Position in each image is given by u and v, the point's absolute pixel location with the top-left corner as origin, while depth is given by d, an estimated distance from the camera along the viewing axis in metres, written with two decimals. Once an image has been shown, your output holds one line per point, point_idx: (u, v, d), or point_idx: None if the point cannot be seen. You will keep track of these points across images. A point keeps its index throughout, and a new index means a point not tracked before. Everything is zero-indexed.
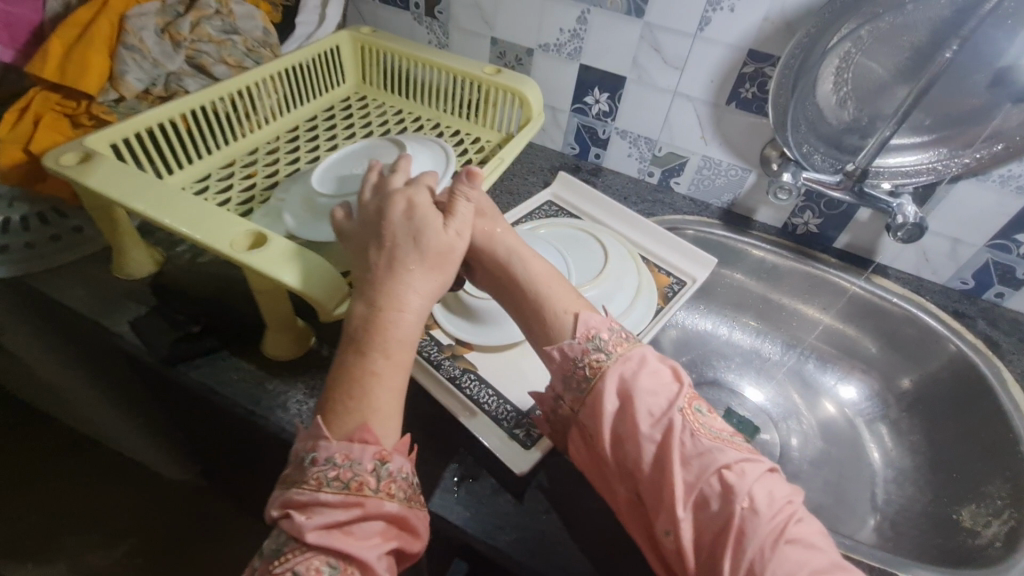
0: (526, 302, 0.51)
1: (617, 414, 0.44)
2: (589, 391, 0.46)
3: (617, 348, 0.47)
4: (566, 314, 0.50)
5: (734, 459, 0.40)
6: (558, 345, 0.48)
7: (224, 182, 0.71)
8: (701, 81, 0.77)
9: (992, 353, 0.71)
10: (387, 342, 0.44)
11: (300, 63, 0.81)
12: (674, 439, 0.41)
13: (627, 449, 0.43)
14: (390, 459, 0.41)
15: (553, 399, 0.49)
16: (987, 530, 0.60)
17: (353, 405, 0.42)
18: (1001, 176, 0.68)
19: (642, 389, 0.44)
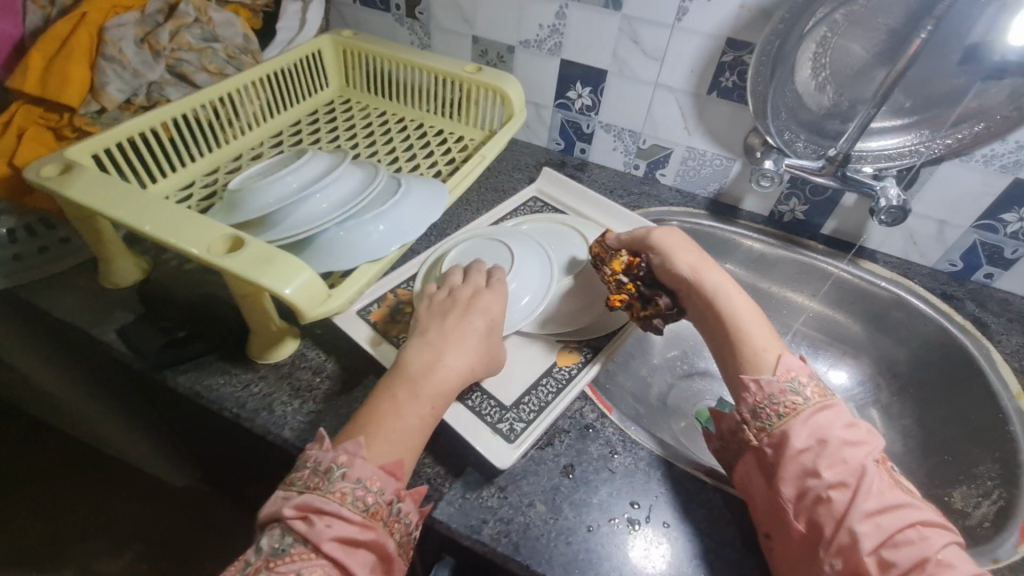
0: (750, 338, 0.53)
1: (806, 450, 0.45)
2: (779, 423, 0.47)
3: (817, 395, 0.49)
4: (768, 352, 0.52)
5: (916, 516, 0.43)
6: (754, 377, 0.51)
7: (207, 189, 0.71)
8: (682, 71, 0.77)
9: (980, 333, 0.71)
10: (429, 391, 0.50)
11: (282, 69, 0.81)
12: (868, 484, 0.43)
13: (808, 484, 0.44)
14: (404, 500, 0.45)
15: (736, 422, 0.50)
16: (977, 510, 0.58)
17: (395, 436, 0.47)
18: (984, 156, 0.67)
19: (842, 437, 0.46)
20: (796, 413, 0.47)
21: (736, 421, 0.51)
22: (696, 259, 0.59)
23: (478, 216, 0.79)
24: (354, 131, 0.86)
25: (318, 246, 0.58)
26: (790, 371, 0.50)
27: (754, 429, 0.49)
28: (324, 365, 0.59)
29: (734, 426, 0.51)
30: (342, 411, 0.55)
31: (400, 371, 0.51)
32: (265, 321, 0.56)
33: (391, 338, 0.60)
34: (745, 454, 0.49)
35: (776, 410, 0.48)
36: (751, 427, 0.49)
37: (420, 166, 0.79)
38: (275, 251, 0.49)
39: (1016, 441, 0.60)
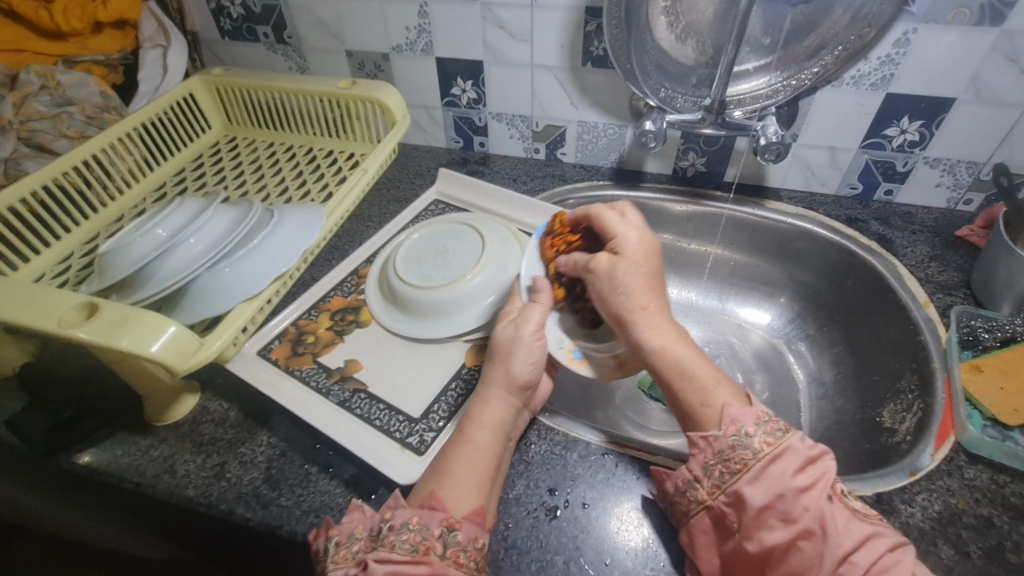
0: (686, 384, 0.47)
1: (763, 506, 0.40)
2: (732, 483, 0.42)
3: (767, 445, 0.42)
4: (708, 408, 0.45)
5: (885, 544, 0.38)
6: (703, 432, 0.45)
7: (87, 257, 0.68)
8: (553, 48, 0.76)
9: (886, 251, 0.71)
10: (472, 427, 0.48)
11: (153, 119, 0.79)
12: (831, 531, 0.38)
13: (768, 540, 0.40)
14: (461, 527, 0.42)
15: (687, 481, 0.44)
16: (902, 426, 0.58)
17: (433, 478, 0.45)
18: (853, 78, 0.67)
19: (799, 485, 0.40)
20: (747, 471, 0.41)
21: (684, 479, 0.44)
22: (647, 288, 0.51)
23: (380, 230, 0.77)
24: (242, 169, 0.83)
25: (196, 292, 0.56)
26: (736, 423, 0.43)
27: (707, 488, 0.43)
28: (226, 414, 0.56)
29: (683, 481, 0.45)
30: (247, 458, 0.53)
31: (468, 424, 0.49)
32: (155, 382, 0.53)
33: (293, 372, 0.59)
34: (698, 519, 0.43)
35: (727, 468, 0.42)
36: (704, 486, 0.43)
37: (312, 191, 0.77)
38: (133, 310, 0.47)
39: (928, 350, 0.60)
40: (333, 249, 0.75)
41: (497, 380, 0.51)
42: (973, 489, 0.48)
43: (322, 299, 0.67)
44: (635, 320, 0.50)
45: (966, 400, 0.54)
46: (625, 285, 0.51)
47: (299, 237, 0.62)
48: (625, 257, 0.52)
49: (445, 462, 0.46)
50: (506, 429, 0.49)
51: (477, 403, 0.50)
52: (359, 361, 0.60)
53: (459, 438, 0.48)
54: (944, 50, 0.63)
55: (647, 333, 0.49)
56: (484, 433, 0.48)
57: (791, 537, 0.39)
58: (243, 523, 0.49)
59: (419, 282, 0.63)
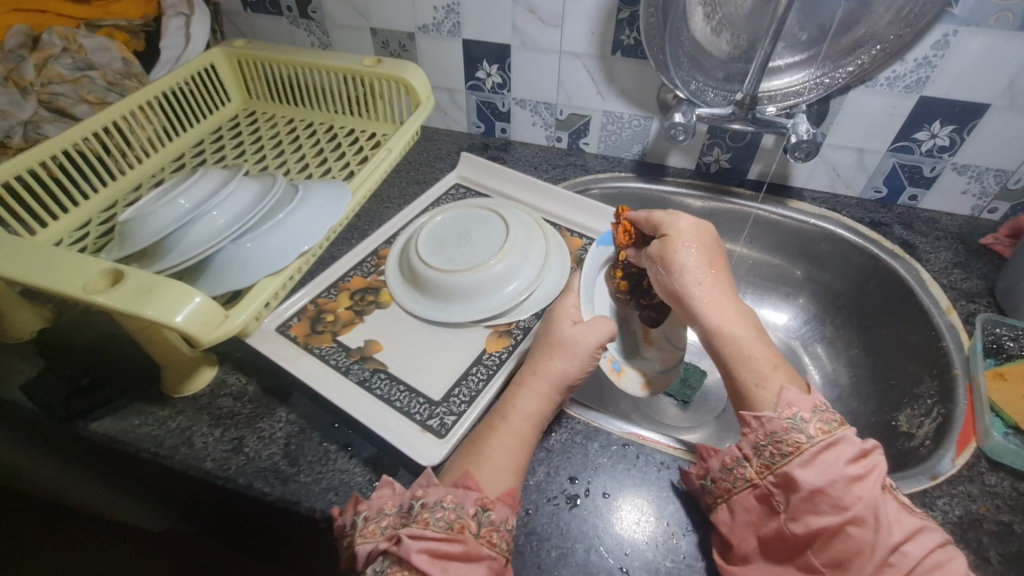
0: (743, 364, 0.47)
1: (815, 490, 0.40)
2: (782, 465, 0.42)
3: (822, 432, 0.42)
4: (763, 387, 0.45)
5: (935, 540, 0.38)
6: (755, 412, 0.45)
7: (105, 225, 0.67)
8: (583, 35, 0.74)
9: (909, 255, 0.71)
10: (511, 415, 0.48)
11: (174, 88, 0.77)
12: (882, 519, 0.38)
13: (817, 523, 0.39)
14: (494, 508, 0.41)
15: (736, 459, 0.45)
16: (920, 430, 0.58)
17: (469, 461, 0.45)
18: (887, 79, 0.67)
19: (851, 474, 0.40)
20: (800, 455, 0.41)
21: (732, 457, 0.45)
22: (704, 264, 0.51)
23: (400, 211, 0.76)
24: (261, 144, 0.82)
25: (219, 265, 0.55)
26: (792, 407, 0.43)
27: (755, 467, 0.43)
28: (244, 389, 0.56)
29: (731, 458, 0.45)
30: (266, 434, 0.52)
31: (507, 410, 0.48)
32: (174, 352, 0.52)
33: (312, 350, 0.58)
34: (742, 496, 0.44)
35: (778, 450, 0.42)
36: (752, 465, 0.43)
37: (332, 169, 0.76)
38: (159, 279, 0.47)
39: (950, 356, 0.60)
40: (352, 229, 0.74)
41: (543, 371, 0.50)
42: (994, 495, 0.48)
43: (342, 278, 0.66)
44: (689, 297, 0.50)
45: (989, 408, 0.54)
46: (677, 266, 0.51)
47: (323, 213, 0.61)
48: (678, 235, 0.53)
49: (482, 445, 0.46)
50: (545, 421, 0.49)
51: (519, 391, 0.49)
52: (379, 341, 0.60)
53: (497, 423, 0.48)
54: (983, 55, 0.62)
55: (705, 311, 0.49)
56: (524, 423, 0.47)
57: (841, 522, 0.38)
58: (261, 498, 0.48)
59: (442, 265, 0.63)
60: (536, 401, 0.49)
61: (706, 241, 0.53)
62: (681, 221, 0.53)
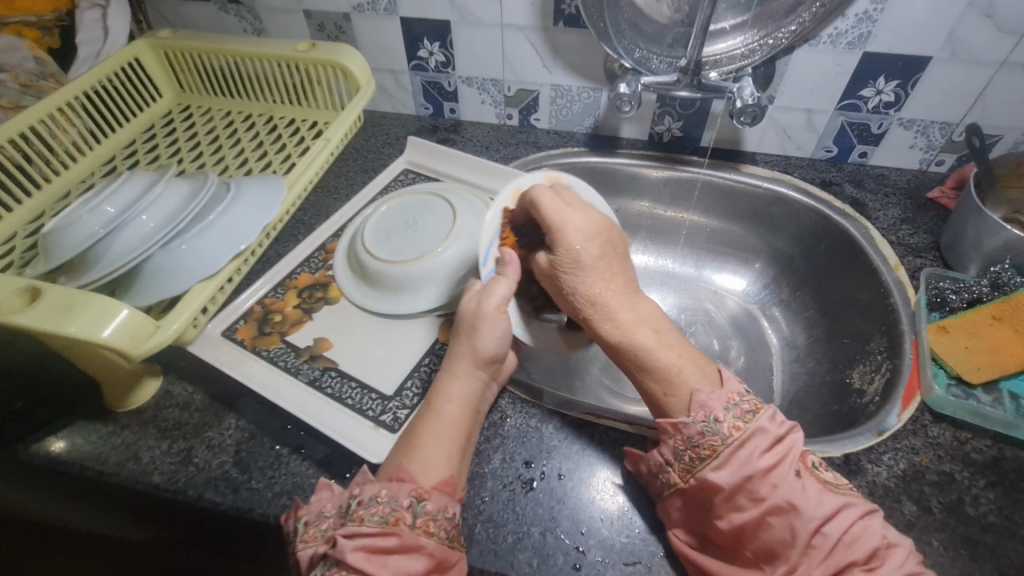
0: (647, 372, 0.46)
1: (732, 488, 0.40)
2: (702, 468, 0.41)
3: (736, 429, 0.41)
4: (672, 395, 0.44)
5: (856, 514, 0.39)
6: (673, 419, 0.44)
7: (31, 237, 0.64)
8: (523, 6, 0.72)
9: (858, 214, 0.71)
10: (438, 399, 0.48)
11: (97, 87, 0.73)
12: (800, 506, 0.39)
13: (739, 519, 0.40)
14: (429, 497, 0.41)
15: (661, 465, 0.44)
16: (870, 387, 0.59)
17: (399, 453, 0.45)
18: (830, 36, 0.65)
19: (766, 466, 0.40)
20: (716, 458, 0.41)
21: (657, 463, 0.44)
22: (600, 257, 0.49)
23: (348, 202, 0.74)
24: (198, 140, 0.79)
25: (151, 272, 0.53)
26: (705, 409, 0.42)
27: (677, 471, 0.43)
28: (191, 398, 0.54)
29: (657, 464, 0.44)
30: (215, 443, 0.51)
31: (436, 397, 0.48)
32: (111, 366, 0.50)
33: (260, 353, 0.57)
34: (671, 499, 0.43)
35: (696, 454, 0.42)
36: (675, 470, 0.43)
37: (273, 162, 0.73)
38: (79, 295, 0.44)
39: (897, 312, 0.61)
40: (299, 224, 0.72)
41: (466, 356, 0.49)
42: (936, 446, 0.49)
43: (289, 276, 0.64)
44: (589, 316, 0.48)
45: (932, 360, 0.55)
46: (569, 284, 0.49)
47: (260, 211, 0.59)
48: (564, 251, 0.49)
49: (415, 434, 0.46)
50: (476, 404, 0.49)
51: (444, 377, 0.49)
52: (329, 339, 0.59)
53: (428, 409, 0.47)
54: (922, 7, 0.61)
55: (612, 328, 0.47)
56: (453, 407, 0.47)
57: (761, 515, 0.39)
58: (213, 508, 0.47)
59: (389, 257, 0.61)
60: (462, 385, 0.48)
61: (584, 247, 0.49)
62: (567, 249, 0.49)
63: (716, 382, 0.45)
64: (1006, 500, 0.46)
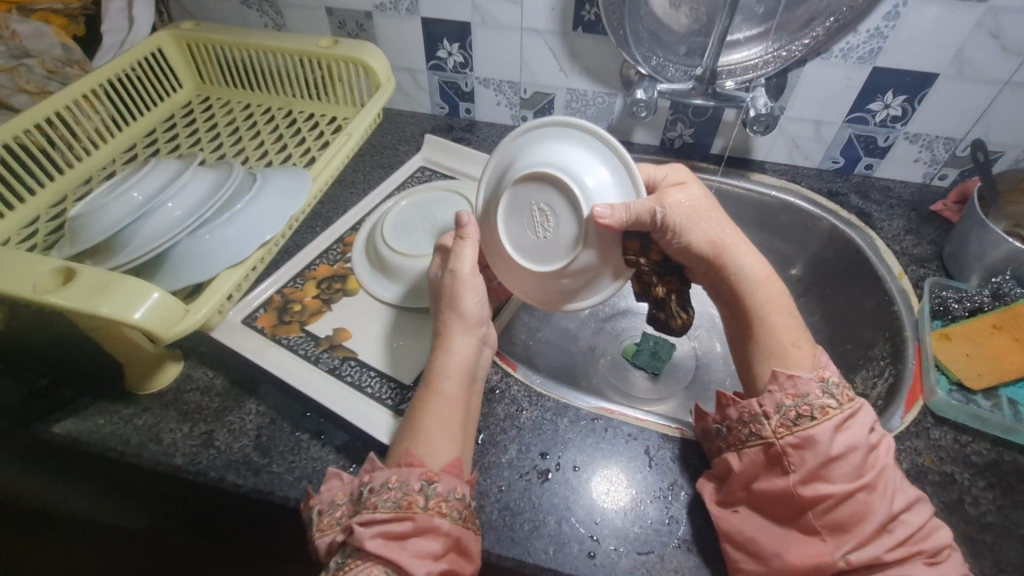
0: (767, 322, 0.50)
1: (835, 453, 0.42)
2: (805, 427, 0.44)
3: (846, 400, 0.45)
4: (797, 348, 0.49)
5: (926, 509, 0.43)
6: (787, 372, 0.47)
7: (54, 221, 0.65)
8: (543, 11, 0.73)
9: (864, 224, 0.73)
10: (434, 377, 0.49)
11: (121, 75, 0.74)
12: (889, 486, 0.43)
13: (825, 489, 0.42)
14: (439, 480, 0.43)
15: (754, 417, 0.46)
16: (873, 391, 0.61)
17: (405, 436, 0.46)
18: (842, 51, 0.67)
19: (871, 443, 0.44)
20: (827, 420, 0.44)
21: (751, 413, 0.47)
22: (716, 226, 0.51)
23: (365, 196, 0.75)
24: (218, 132, 0.80)
25: (178, 258, 0.54)
26: (825, 373, 0.46)
27: (774, 425, 0.45)
28: (212, 382, 0.55)
29: (750, 414, 0.47)
30: (236, 426, 0.52)
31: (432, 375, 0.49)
32: (132, 346, 0.51)
33: (280, 340, 0.58)
34: (754, 449, 0.46)
35: (805, 413, 0.44)
36: (771, 423, 0.45)
37: (293, 155, 0.74)
38: (114, 276, 0.45)
39: (900, 319, 0.63)
40: (317, 216, 0.73)
41: (454, 327, 0.51)
42: (938, 448, 0.51)
43: (308, 266, 0.65)
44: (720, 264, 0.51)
45: (935, 366, 0.57)
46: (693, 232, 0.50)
47: (284, 202, 0.60)
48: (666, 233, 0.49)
49: (417, 419, 0.47)
50: (472, 372, 0.51)
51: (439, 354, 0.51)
52: (347, 329, 0.60)
53: (425, 394, 0.48)
54: (931, 25, 0.63)
55: (749, 262, 0.51)
56: (450, 385, 0.49)
57: (853, 489, 0.42)
58: (235, 490, 0.48)
59: (409, 251, 0.62)
60: (457, 357, 0.50)
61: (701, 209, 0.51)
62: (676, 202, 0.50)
63: (811, 355, 0.49)
64: (1005, 501, 0.48)
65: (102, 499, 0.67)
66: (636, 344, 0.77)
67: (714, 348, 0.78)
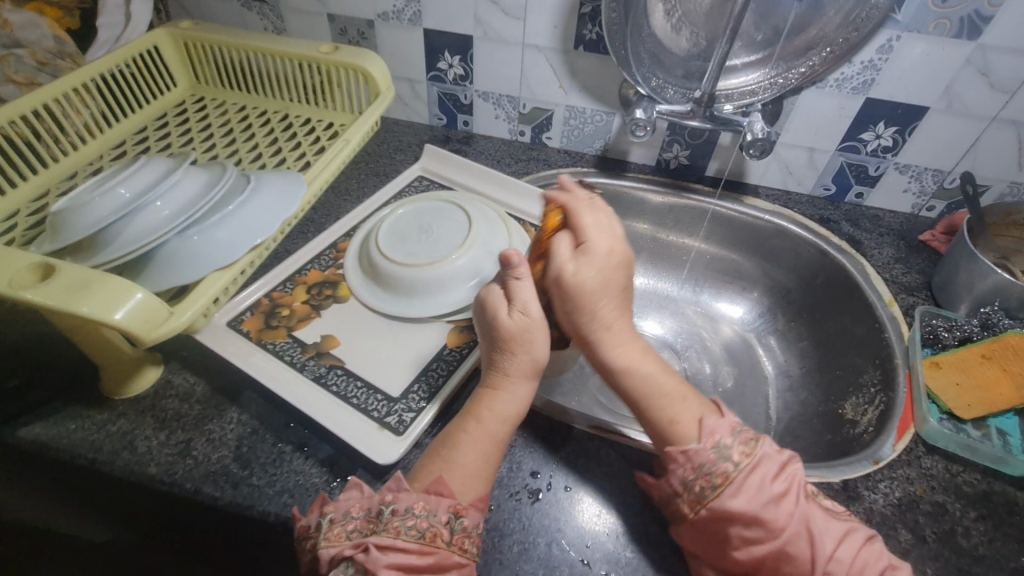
0: (656, 401, 0.48)
1: (749, 518, 0.42)
2: (714, 498, 0.43)
3: (745, 456, 0.44)
4: (677, 423, 0.47)
5: (861, 539, 0.42)
6: (681, 446, 0.45)
7: (35, 215, 0.63)
8: (545, 28, 0.74)
9: (854, 251, 0.74)
10: (481, 412, 0.47)
11: (115, 70, 0.73)
12: (813, 531, 0.41)
13: (759, 551, 0.41)
14: (466, 515, 0.42)
15: (669, 494, 0.45)
16: (864, 418, 0.61)
17: (439, 461, 0.45)
18: (836, 80, 0.69)
19: (778, 492, 0.42)
20: (728, 485, 0.43)
21: (667, 491, 0.45)
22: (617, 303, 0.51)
23: (360, 204, 0.74)
24: (211, 132, 0.78)
25: (164, 259, 0.53)
26: (714, 436, 0.45)
27: (688, 503, 0.44)
28: (192, 389, 0.53)
29: (667, 494, 0.45)
30: (215, 436, 0.50)
31: (479, 410, 0.48)
32: (115, 352, 0.49)
33: (266, 346, 0.56)
34: (683, 529, 0.44)
35: (707, 483, 0.43)
36: (686, 500, 0.44)
37: (287, 159, 0.73)
38: (97, 274, 0.44)
39: (891, 346, 0.63)
40: (308, 222, 0.72)
41: (517, 370, 0.49)
42: (930, 477, 0.51)
43: (299, 272, 0.64)
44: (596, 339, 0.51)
45: (926, 395, 0.57)
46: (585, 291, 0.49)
47: (277, 206, 0.58)
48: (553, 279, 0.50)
49: (450, 448, 0.45)
50: (521, 417, 0.49)
51: (496, 392, 0.48)
52: (336, 336, 0.58)
53: (469, 423, 0.47)
54: (923, 60, 0.65)
55: (614, 351, 0.51)
56: (502, 427, 0.47)
57: (780, 546, 0.41)
58: (210, 503, 0.46)
59: (402, 259, 0.61)
60: (509, 402, 0.48)
61: (613, 272, 0.51)
62: (585, 281, 0.49)
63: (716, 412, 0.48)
64: (995, 533, 0.48)
65: (61, 509, 0.64)
66: None
67: (703, 369, 0.79)
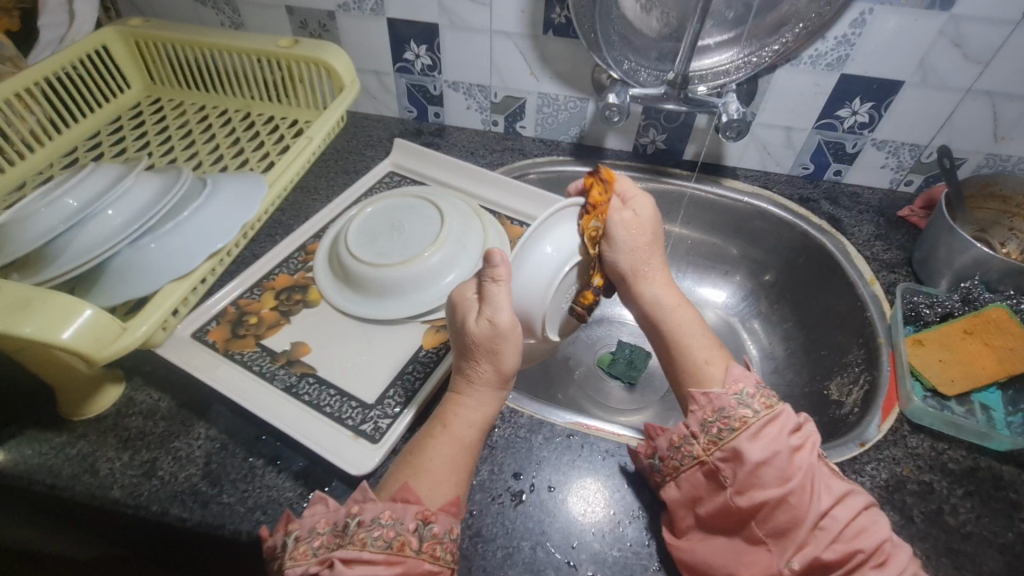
0: (689, 346, 0.51)
1: (758, 463, 0.43)
2: (730, 440, 0.44)
3: (764, 407, 0.45)
4: (711, 365, 0.50)
5: (862, 503, 0.42)
6: (703, 388, 0.47)
7: None
8: (513, 13, 0.71)
9: (834, 229, 0.74)
10: (447, 415, 0.46)
11: (62, 72, 0.69)
12: (820, 485, 0.42)
13: (761, 497, 0.42)
14: (435, 520, 0.40)
15: (682, 437, 0.46)
16: (849, 399, 0.61)
17: (405, 470, 0.43)
18: (810, 57, 0.67)
19: (792, 444, 0.43)
20: (745, 429, 0.44)
21: (680, 435, 0.46)
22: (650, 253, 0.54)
23: (329, 203, 0.72)
24: (169, 135, 0.75)
25: (117, 271, 0.50)
26: (738, 383, 0.47)
27: (702, 444, 0.45)
28: (156, 406, 0.51)
29: (679, 437, 0.46)
30: (182, 454, 0.48)
31: (446, 414, 0.46)
32: (67, 372, 0.47)
33: (233, 356, 0.54)
34: (689, 473, 0.45)
35: (726, 426, 0.45)
36: (699, 442, 0.45)
37: (250, 159, 0.70)
38: (36, 293, 0.41)
39: (874, 325, 0.63)
40: (276, 224, 0.69)
41: (484, 374, 0.46)
42: (916, 456, 0.51)
43: (266, 277, 0.62)
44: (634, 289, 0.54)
45: (910, 372, 0.57)
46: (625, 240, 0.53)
47: (238, 209, 0.56)
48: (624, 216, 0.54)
49: (418, 455, 0.44)
50: (490, 422, 0.47)
51: (463, 394, 0.47)
52: (307, 343, 0.56)
53: (435, 429, 0.46)
54: (897, 33, 0.63)
55: (657, 296, 0.54)
56: (466, 430, 0.45)
57: (783, 494, 0.42)
58: (178, 525, 0.44)
59: (372, 259, 0.59)
60: (476, 407, 0.46)
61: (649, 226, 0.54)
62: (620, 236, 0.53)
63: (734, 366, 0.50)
64: (982, 509, 0.47)
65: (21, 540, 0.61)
66: (612, 353, 0.76)
67: None
